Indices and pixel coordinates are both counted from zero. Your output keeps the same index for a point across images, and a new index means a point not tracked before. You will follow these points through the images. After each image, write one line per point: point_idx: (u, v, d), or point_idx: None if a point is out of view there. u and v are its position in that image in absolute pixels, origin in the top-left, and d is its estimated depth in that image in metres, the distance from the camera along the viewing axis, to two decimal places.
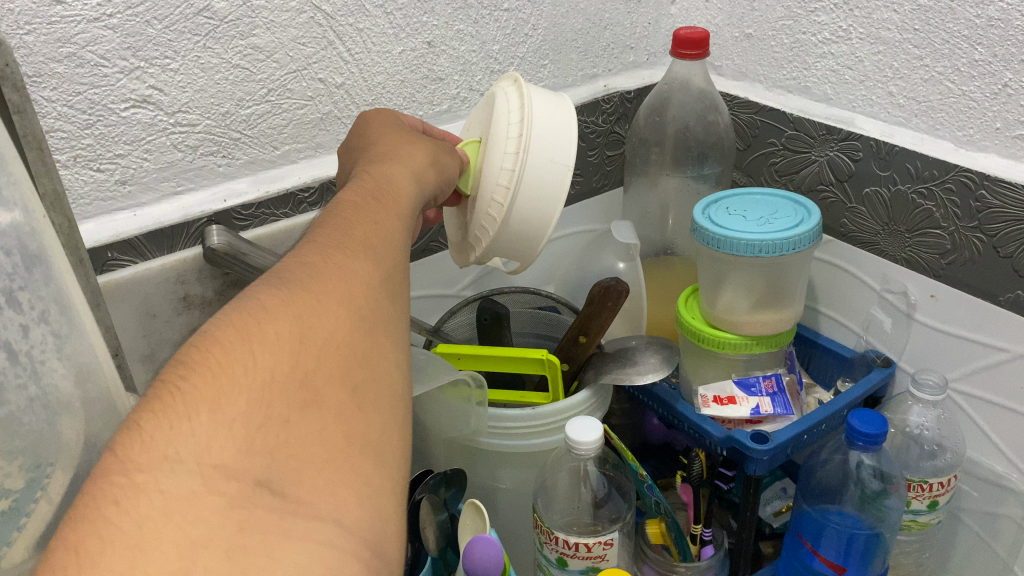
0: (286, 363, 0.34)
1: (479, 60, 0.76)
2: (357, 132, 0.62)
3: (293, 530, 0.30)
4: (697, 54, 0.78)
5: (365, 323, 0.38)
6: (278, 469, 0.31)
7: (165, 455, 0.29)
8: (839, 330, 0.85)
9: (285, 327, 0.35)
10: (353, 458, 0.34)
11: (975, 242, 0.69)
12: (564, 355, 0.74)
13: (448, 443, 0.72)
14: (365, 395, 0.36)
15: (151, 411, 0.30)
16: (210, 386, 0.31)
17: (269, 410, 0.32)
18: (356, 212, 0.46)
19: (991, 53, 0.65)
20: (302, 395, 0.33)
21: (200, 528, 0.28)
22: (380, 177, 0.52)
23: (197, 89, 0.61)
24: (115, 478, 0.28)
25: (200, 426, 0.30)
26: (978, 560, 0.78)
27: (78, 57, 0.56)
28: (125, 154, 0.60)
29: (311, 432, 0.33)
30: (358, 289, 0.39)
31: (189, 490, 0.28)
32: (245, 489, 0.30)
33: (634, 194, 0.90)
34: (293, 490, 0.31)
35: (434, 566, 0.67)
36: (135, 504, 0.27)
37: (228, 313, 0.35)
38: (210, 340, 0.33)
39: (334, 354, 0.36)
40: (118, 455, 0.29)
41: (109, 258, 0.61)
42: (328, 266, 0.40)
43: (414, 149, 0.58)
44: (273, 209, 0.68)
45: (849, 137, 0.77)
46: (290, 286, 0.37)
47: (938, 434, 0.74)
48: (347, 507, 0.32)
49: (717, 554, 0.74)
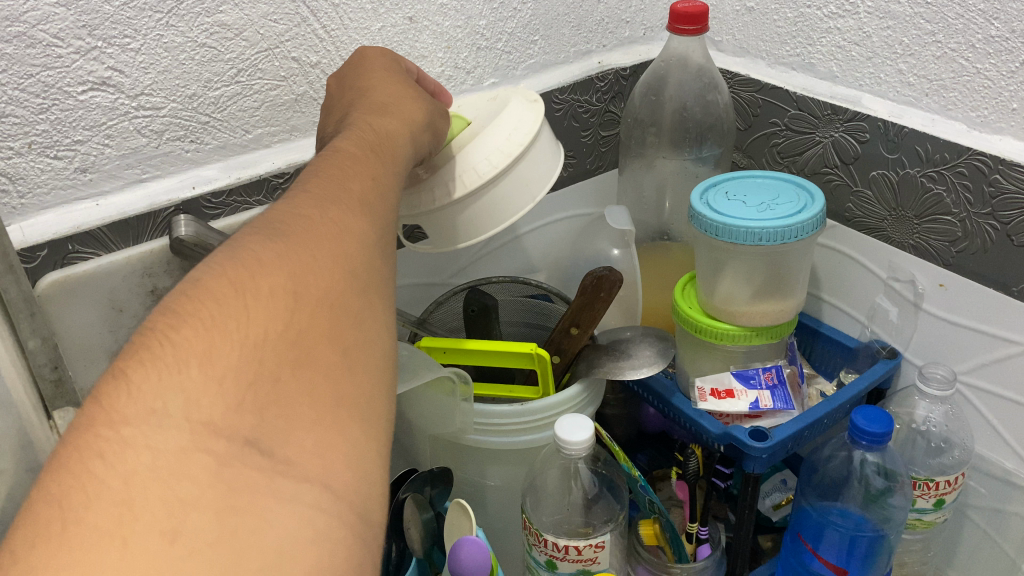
0: (279, 321, 0.32)
1: (464, 36, 0.72)
2: (356, 73, 0.57)
3: (281, 492, 0.28)
4: (696, 29, 0.74)
5: (359, 283, 0.36)
6: (268, 429, 0.29)
7: (152, 409, 0.27)
8: (842, 318, 0.82)
9: (279, 281, 0.33)
10: (343, 420, 0.31)
11: (987, 230, 0.66)
12: (553, 348, 0.70)
13: (434, 440, 0.69)
14: (355, 358, 0.34)
15: (139, 361, 0.28)
16: (203, 339, 0.29)
17: (261, 367, 0.30)
18: (343, 169, 0.43)
19: (1008, 28, 0.61)
20: (294, 354, 0.32)
21: (188, 486, 0.26)
22: (382, 131, 0.49)
23: (160, 71, 0.58)
24: (100, 431, 0.26)
25: (190, 380, 0.28)
26: (984, 558, 0.75)
27: (28, 36, 0.52)
28: (85, 140, 0.56)
29: (301, 391, 0.31)
30: (352, 247, 0.37)
31: (178, 447, 0.27)
32: (234, 448, 0.28)
33: (630, 176, 0.86)
34: (282, 449, 0.29)
35: (419, 568, 0.64)
36: (122, 459, 0.26)
37: (220, 262, 0.33)
38: (203, 290, 0.31)
39: (326, 315, 0.34)
40: (103, 405, 0.27)
41: (70, 250, 0.57)
42: (323, 222, 0.37)
43: (413, 104, 0.54)
44: (246, 196, 0.64)
45: (855, 117, 0.73)
46: (283, 237, 0.35)
47: (945, 430, 0.71)
48: (335, 470, 0.30)
49: (714, 554, 0.71)
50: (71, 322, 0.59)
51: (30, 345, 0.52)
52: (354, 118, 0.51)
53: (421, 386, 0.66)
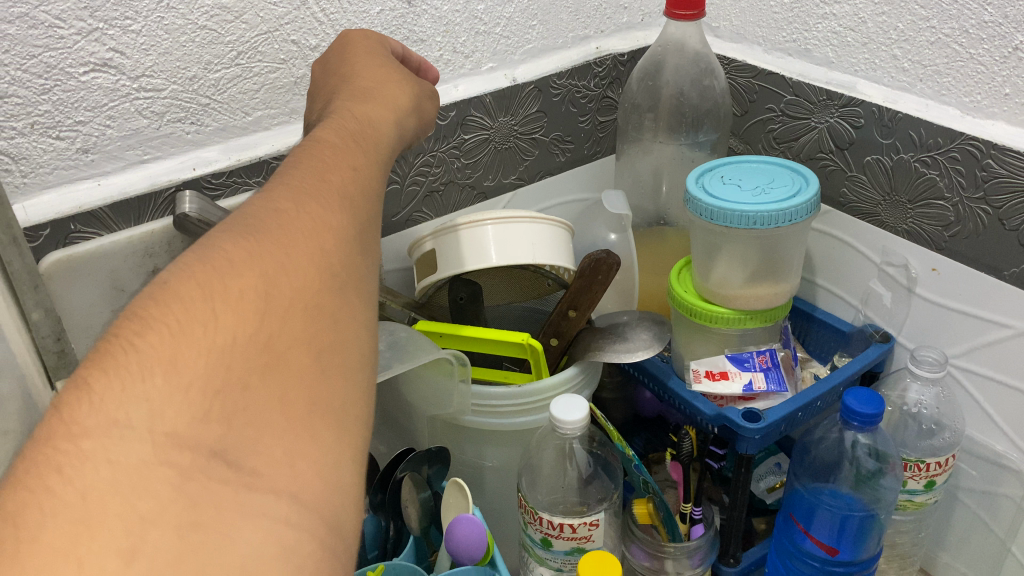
0: (249, 325, 0.31)
1: (463, 20, 0.73)
2: (341, 57, 0.58)
3: (247, 506, 0.27)
4: (692, 15, 0.74)
5: (335, 282, 0.36)
6: (235, 439, 0.29)
7: (114, 420, 0.27)
8: (836, 303, 0.83)
9: (250, 283, 0.32)
10: (315, 426, 0.31)
11: (979, 214, 0.66)
12: (552, 330, 0.71)
13: (432, 420, 0.70)
14: (330, 361, 0.33)
15: (102, 370, 0.28)
16: (167, 346, 0.29)
17: (229, 373, 0.30)
18: (332, 158, 0.43)
19: (1002, 14, 0.61)
20: (264, 359, 0.31)
21: (148, 502, 0.25)
22: (364, 118, 0.50)
23: (161, 53, 0.58)
24: (60, 444, 0.26)
25: (154, 389, 0.28)
26: (975, 540, 0.76)
27: (31, 17, 0.53)
28: (87, 121, 0.57)
29: (270, 398, 0.30)
30: (329, 243, 0.37)
31: (140, 460, 0.26)
32: (198, 460, 0.27)
33: (627, 161, 0.87)
34: (249, 461, 0.28)
35: (416, 546, 0.65)
36: (81, 473, 0.25)
37: (189, 264, 0.32)
38: (170, 294, 0.31)
39: (299, 317, 0.33)
40: (63, 417, 0.26)
41: (72, 230, 0.58)
42: (301, 218, 0.37)
43: (399, 89, 0.55)
44: (245, 177, 0.65)
45: (850, 103, 0.73)
46: (256, 237, 0.35)
47: (936, 412, 0.73)
48: (305, 481, 0.29)
49: (706, 534, 0.71)
50: (72, 301, 0.60)
51: (33, 316, 0.53)
52: (338, 104, 0.51)
53: (418, 366, 0.66)
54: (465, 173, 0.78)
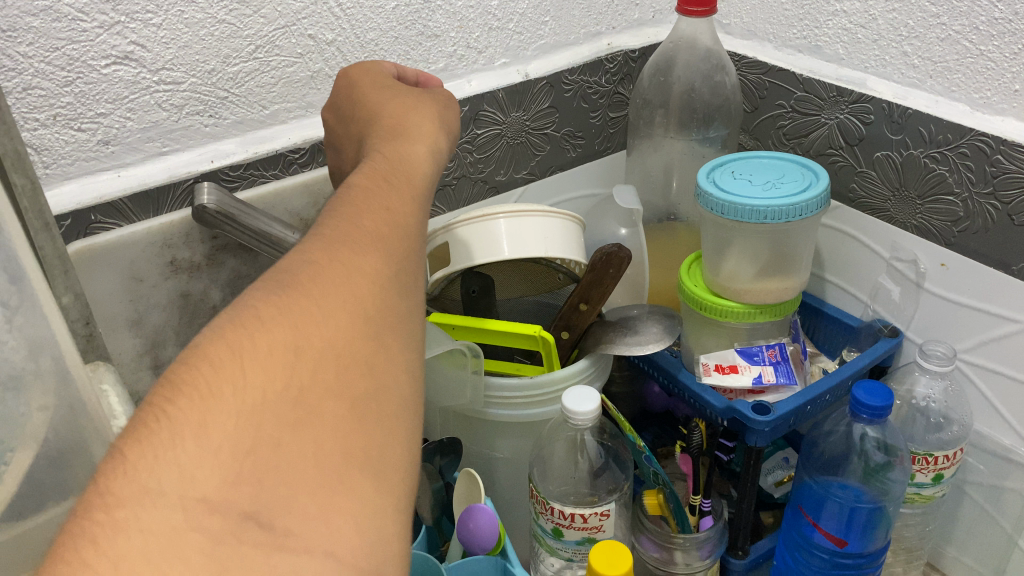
0: (278, 382, 0.31)
1: (477, 16, 0.73)
2: (349, 96, 0.58)
3: (279, 568, 0.27)
4: (703, 11, 0.75)
5: (372, 325, 0.35)
6: (268, 499, 0.29)
7: (147, 487, 0.27)
8: (844, 298, 0.83)
9: (280, 337, 0.32)
10: (351, 478, 0.31)
11: (988, 210, 0.67)
12: (564, 322, 0.72)
13: (444, 411, 0.71)
14: (365, 409, 0.33)
15: (136, 439, 0.28)
16: (198, 409, 0.29)
17: (259, 431, 0.30)
18: (364, 188, 0.44)
19: (1011, 10, 0.62)
20: (296, 413, 0.31)
21: (181, 570, 0.26)
22: (393, 148, 0.51)
23: (181, 46, 0.59)
24: (95, 515, 0.26)
25: (185, 453, 0.28)
26: (980, 534, 0.77)
27: (55, 10, 0.54)
28: (108, 113, 0.58)
29: (303, 453, 0.30)
30: (364, 284, 0.36)
31: (173, 528, 0.26)
32: (230, 523, 0.27)
33: (637, 157, 0.88)
34: (282, 520, 0.29)
35: (428, 536, 0.66)
36: (115, 543, 0.25)
37: (219, 322, 0.32)
38: (199, 355, 0.31)
39: (331, 367, 0.33)
40: (99, 487, 0.26)
41: (92, 221, 0.59)
42: (331, 260, 0.36)
43: (420, 113, 0.55)
44: (262, 169, 0.66)
45: (860, 99, 0.74)
46: (286, 287, 0.35)
47: (944, 406, 0.73)
48: (339, 537, 0.29)
49: (716, 525, 0.72)
50: (92, 291, 0.60)
51: (63, 299, 0.52)
52: (375, 148, 0.51)
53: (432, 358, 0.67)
54: (478, 168, 0.79)
